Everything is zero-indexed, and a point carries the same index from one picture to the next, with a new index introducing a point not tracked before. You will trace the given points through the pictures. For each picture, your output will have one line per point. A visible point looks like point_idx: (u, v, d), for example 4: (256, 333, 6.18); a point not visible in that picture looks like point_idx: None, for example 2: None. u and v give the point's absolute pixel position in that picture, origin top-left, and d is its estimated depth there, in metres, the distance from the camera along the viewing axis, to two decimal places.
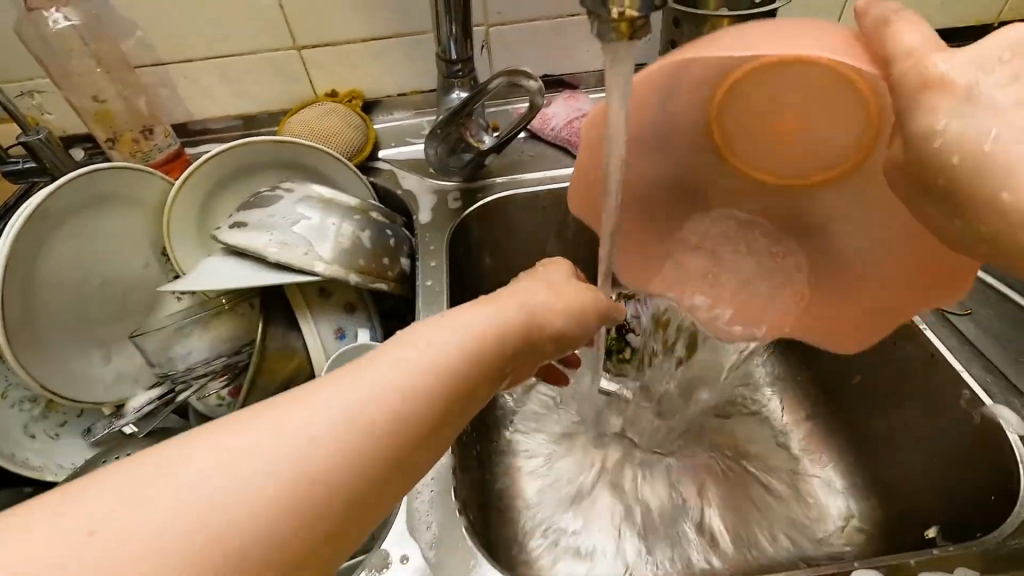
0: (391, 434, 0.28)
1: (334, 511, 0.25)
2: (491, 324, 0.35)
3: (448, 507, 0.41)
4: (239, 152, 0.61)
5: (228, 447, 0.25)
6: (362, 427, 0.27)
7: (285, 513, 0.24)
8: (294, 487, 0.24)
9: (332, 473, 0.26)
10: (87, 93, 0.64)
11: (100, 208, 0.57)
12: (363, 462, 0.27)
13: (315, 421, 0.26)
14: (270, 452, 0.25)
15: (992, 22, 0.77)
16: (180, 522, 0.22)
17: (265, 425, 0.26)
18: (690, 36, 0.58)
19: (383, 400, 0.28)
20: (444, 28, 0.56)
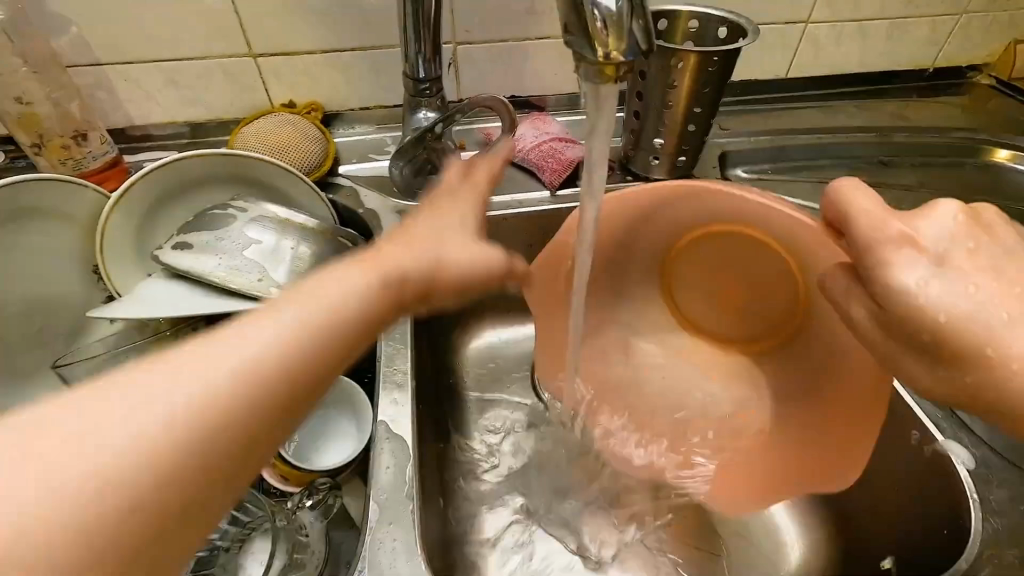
0: (259, 390, 0.27)
1: (194, 470, 0.25)
2: (370, 279, 0.34)
3: (411, 556, 0.39)
4: (186, 165, 0.57)
5: (87, 416, 0.23)
6: (220, 384, 0.26)
7: (145, 493, 0.23)
8: (152, 451, 0.23)
9: (189, 437, 0.25)
10: (9, 94, 0.57)
11: (21, 223, 0.51)
12: (226, 426, 0.26)
13: (174, 384, 0.25)
14: (122, 419, 0.23)
15: (929, 67, 0.83)
16: (32, 500, 0.21)
17: (114, 398, 0.24)
18: (659, 68, 0.59)
19: (253, 359, 0.27)
20: (412, 47, 0.54)
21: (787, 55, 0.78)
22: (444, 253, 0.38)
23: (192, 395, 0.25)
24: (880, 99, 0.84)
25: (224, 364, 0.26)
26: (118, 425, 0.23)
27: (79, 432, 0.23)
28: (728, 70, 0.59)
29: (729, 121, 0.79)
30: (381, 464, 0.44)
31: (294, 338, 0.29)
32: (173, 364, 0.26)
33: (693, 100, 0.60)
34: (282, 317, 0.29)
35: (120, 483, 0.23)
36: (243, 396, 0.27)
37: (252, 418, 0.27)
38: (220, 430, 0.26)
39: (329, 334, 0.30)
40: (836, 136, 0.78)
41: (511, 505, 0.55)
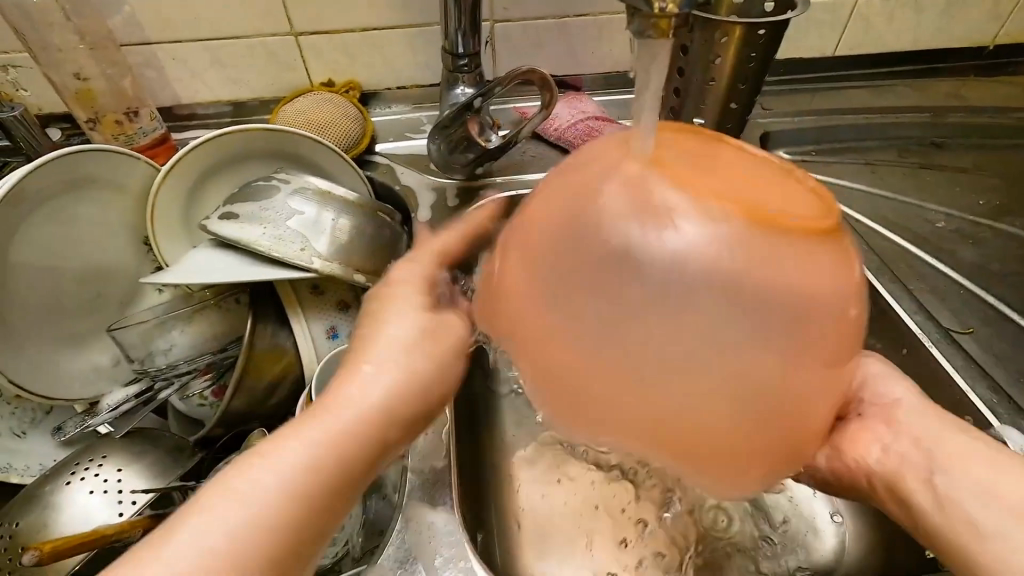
0: (341, 480, 0.32)
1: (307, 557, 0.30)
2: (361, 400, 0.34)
3: (453, 522, 0.40)
4: (232, 139, 0.58)
5: (202, 529, 0.28)
6: (313, 482, 0.31)
7: None
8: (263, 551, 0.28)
9: (293, 533, 0.29)
10: (69, 70, 0.60)
11: (80, 193, 0.53)
12: (320, 513, 0.31)
13: (268, 483, 0.30)
14: (236, 527, 0.28)
15: (988, 44, 0.78)
16: None
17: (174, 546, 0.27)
18: (703, 42, 0.57)
19: (327, 451, 0.32)
20: (452, 22, 0.54)
21: (834, 32, 0.75)
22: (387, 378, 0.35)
23: (291, 498, 0.30)
24: (934, 78, 0.80)
25: (305, 458, 0.31)
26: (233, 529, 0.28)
27: (201, 538, 0.27)
28: (774, 45, 0.57)
29: (770, 100, 0.76)
30: (419, 430, 0.44)
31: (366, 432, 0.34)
32: (257, 473, 0.30)
33: (736, 76, 0.59)
34: (339, 414, 0.33)
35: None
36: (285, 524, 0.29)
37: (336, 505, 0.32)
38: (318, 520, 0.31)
39: (382, 421, 0.34)
40: (885, 116, 0.74)
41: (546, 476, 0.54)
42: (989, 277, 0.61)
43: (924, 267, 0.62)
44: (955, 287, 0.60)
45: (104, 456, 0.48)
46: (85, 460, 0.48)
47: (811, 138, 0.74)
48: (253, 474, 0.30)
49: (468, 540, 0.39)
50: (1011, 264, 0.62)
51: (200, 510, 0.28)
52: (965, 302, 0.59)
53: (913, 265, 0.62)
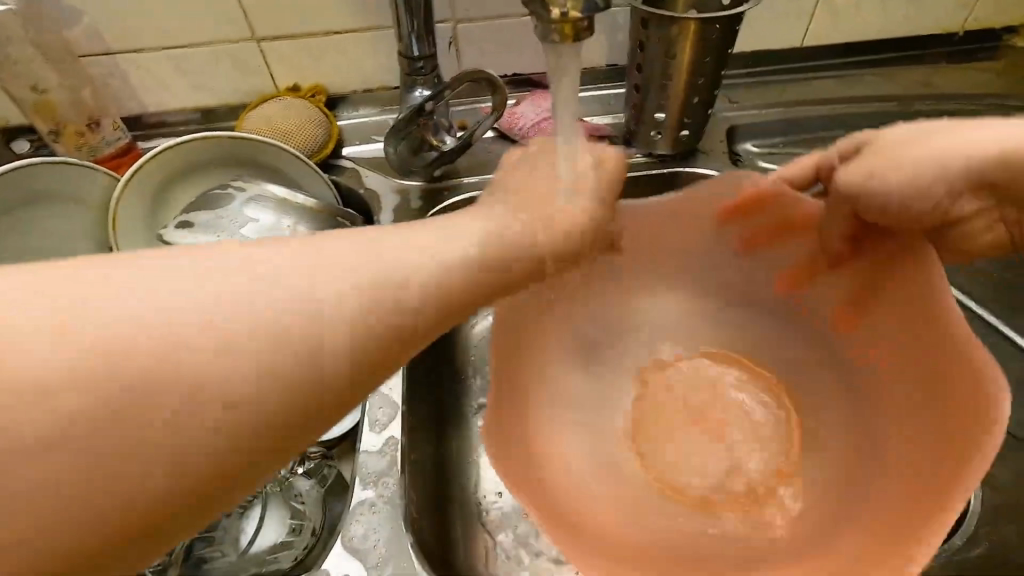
0: (279, 381, 0.26)
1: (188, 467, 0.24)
2: (379, 264, 0.30)
3: (399, 525, 0.38)
4: (190, 148, 0.58)
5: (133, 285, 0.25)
6: (234, 370, 0.25)
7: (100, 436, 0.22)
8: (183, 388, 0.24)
9: (191, 424, 0.24)
10: (25, 83, 0.60)
11: (37, 206, 0.54)
12: (242, 409, 0.25)
13: (203, 317, 0.25)
14: (162, 330, 0.24)
15: (958, 31, 0.78)
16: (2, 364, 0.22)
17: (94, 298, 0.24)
18: (659, 37, 0.56)
19: (302, 321, 0.27)
20: (404, 25, 0.54)
21: (801, 23, 0.74)
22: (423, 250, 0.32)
23: (231, 358, 0.25)
24: (905, 66, 0.79)
25: (264, 310, 0.26)
26: (147, 339, 0.24)
27: (127, 333, 0.23)
28: (731, 39, 0.57)
29: (739, 93, 0.76)
30: (373, 429, 0.43)
31: (366, 320, 0.28)
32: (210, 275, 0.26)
33: (695, 72, 0.59)
34: (326, 282, 0.28)
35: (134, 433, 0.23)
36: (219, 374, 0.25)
37: (285, 404, 0.26)
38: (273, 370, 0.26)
39: (380, 324, 0.29)
40: (853, 106, 0.74)
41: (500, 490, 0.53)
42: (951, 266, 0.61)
43: None
44: None
45: None
46: None
47: (779, 130, 0.73)
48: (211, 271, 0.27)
49: (413, 544, 0.38)
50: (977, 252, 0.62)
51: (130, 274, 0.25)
52: None
53: None
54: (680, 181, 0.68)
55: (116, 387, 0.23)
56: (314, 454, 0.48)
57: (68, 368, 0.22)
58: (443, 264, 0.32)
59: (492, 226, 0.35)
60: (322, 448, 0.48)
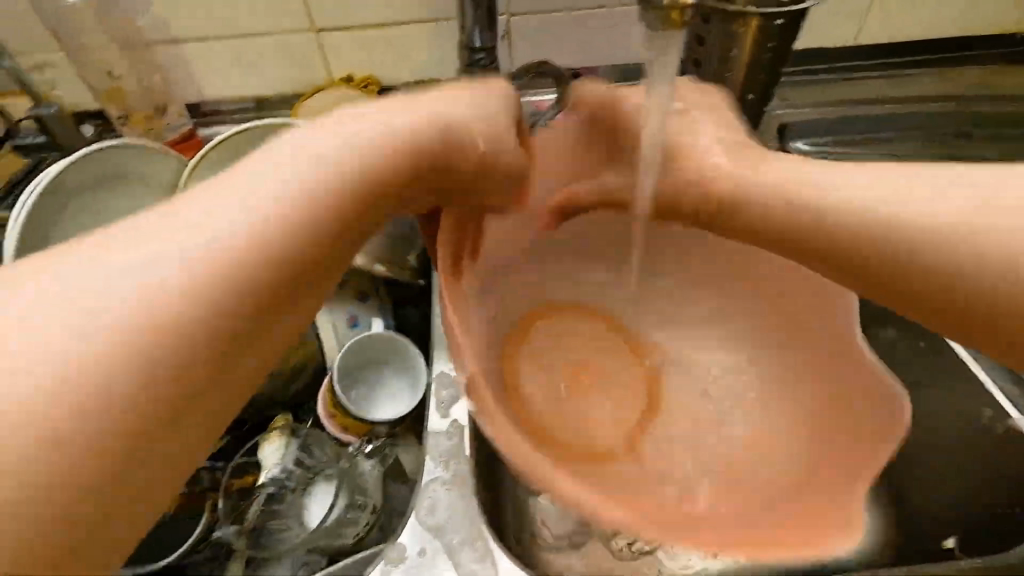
0: (242, 275, 0.29)
1: (186, 365, 0.28)
2: (302, 164, 0.33)
3: (470, 505, 0.39)
4: (255, 134, 0.60)
5: (89, 271, 0.27)
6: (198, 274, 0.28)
7: (116, 391, 0.26)
8: (176, 317, 0.27)
9: (168, 343, 0.27)
10: (100, 71, 0.64)
11: (115, 186, 0.56)
12: (214, 303, 0.28)
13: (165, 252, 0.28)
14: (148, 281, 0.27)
15: (1019, 30, 0.76)
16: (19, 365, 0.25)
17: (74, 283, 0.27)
18: (718, 32, 0.56)
19: (264, 217, 0.30)
20: (469, 17, 0.55)
21: (856, 21, 0.73)
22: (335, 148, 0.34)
23: (185, 273, 0.28)
24: (963, 66, 0.78)
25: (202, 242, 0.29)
26: (106, 304, 0.27)
27: (121, 290, 0.27)
28: (793, 34, 0.57)
29: (790, 92, 0.76)
30: (440, 411, 0.44)
31: (308, 204, 0.32)
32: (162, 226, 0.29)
33: (753, 68, 0.59)
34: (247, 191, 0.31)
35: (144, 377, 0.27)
36: (211, 289, 0.28)
37: (251, 288, 0.30)
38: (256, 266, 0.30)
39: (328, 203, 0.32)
40: (908, 106, 0.73)
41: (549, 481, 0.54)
42: None
43: None
44: None
45: None
46: None
47: (831, 129, 0.73)
48: (170, 223, 0.29)
49: (485, 523, 0.39)
50: None
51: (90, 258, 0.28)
52: None
53: None
54: None
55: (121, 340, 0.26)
56: (381, 434, 0.49)
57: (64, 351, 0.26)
58: (375, 152, 0.35)
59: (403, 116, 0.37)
60: (386, 427, 0.49)
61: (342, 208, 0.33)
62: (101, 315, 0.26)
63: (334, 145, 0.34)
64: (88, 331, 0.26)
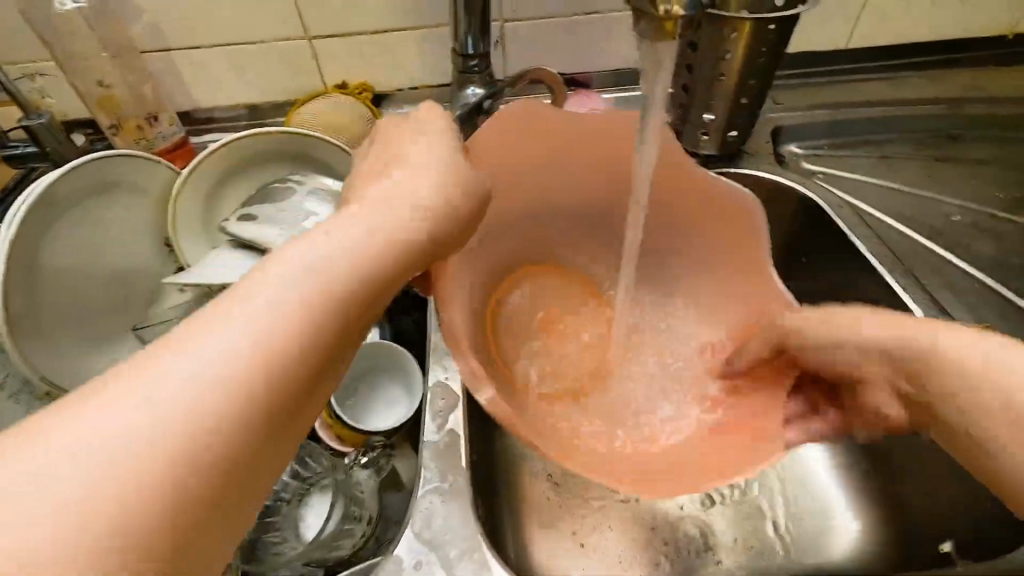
0: (286, 374, 0.26)
1: (212, 490, 0.23)
2: (358, 235, 0.31)
3: (466, 515, 0.39)
4: (248, 142, 0.59)
5: (130, 388, 0.23)
6: (227, 389, 0.24)
7: (167, 506, 0.22)
8: (237, 411, 0.24)
9: (191, 466, 0.23)
10: (92, 78, 0.62)
11: (107, 197, 0.56)
12: (241, 417, 0.24)
13: (179, 368, 0.24)
14: (208, 375, 0.24)
15: (1009, 33, 0.76)
16: (60, 511, 0.20)
17: (112, 399, 0.23)
18: (711, 37, 0.57)
19: (324, 290, 0.28)
20: (462, 24, 0.55)
21: (848, 25, 0.73)
22: (389, 216, 0.32)
23: (212, 388, 0.24)
24: (954, 68, 0.78)
25: (260, 330, 0.26)
26: (153, 417, 0.22)
27: (177, 391, 0.23)
28: (785, 39, 0.57)
29: (784, 95, 0.76)
30: (436, 421, 0.43)
31: (361, 275, 0.30)
32: (178, 342, 0.25)
33: (746, 73, 0.59)
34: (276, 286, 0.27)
35: (196, 483, 0.23)
36: (274, 374, 0.26)
37: (279, 392, 0.26)
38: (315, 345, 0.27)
39: (358, 289, 0.29)
40: (901, 109, 0.73)
41: (548, 483, 0.54)
42: (1001, 270, 0.61)
43: (940, 262, 0.62)
44: (970, 282, 0.60)
45: None
46: None
47: (825, 132, 0.73)
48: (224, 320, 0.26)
49: (482, 535, 0.38)
50: None
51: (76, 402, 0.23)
52: (978, 295, 0.59)
53: (931, 261, 0.62)
54: None
55: (178, 451, 0.22)
56: (377, 444, 0.50)
57: (110, 479, 0.21)
58: (419, 218, 0.33)
59: (443, 175, 0.35)
60: (382, 437, 0.49)
61: (394, 274, 0.32)
62: (146, 436, 0.22)
63: (370, 223, 0.31)
64: (126, 470, 0.21)
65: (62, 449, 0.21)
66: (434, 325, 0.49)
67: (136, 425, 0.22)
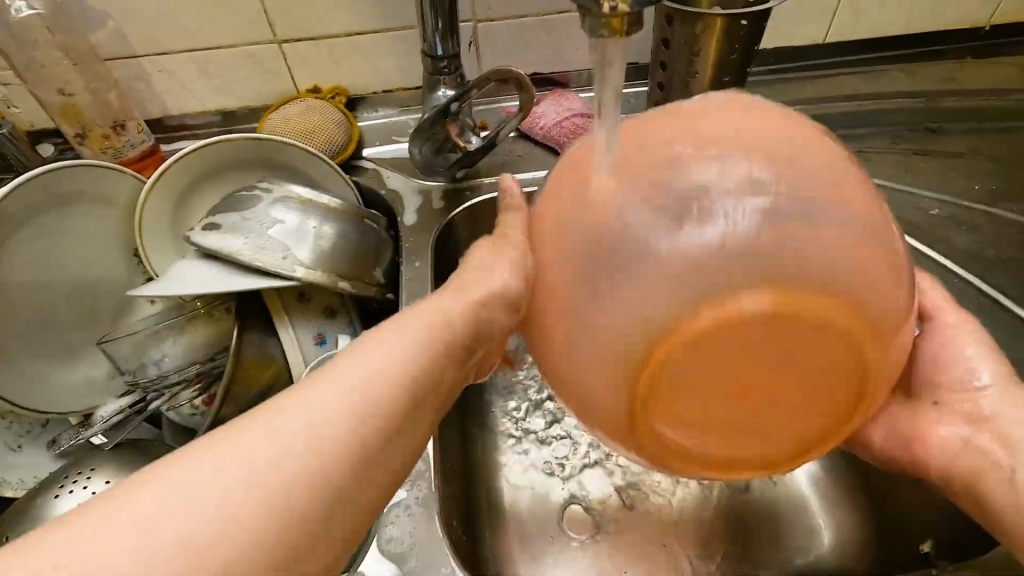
0: (360, 441, 0.31)
1: (317, 525, 0.28)
2: (422, 327, 0.37)
3: (432, 527, 0.39)
4: (215, 150, 0.58)
5: (227, 450, 0.28)
6: (339, 451, 0.30)
7: (268, 534, 0.27)
8: (321, 463, 0.29)
9: (295, 518, 0.28)
10: (53, 87, 0.60)
11: (67, 209, 0.55)
12: (329, 471, 0.29)
13: (294, 428, 0.29)
14: (302, 441, 0.29)
15: (984, 25, 0.76)
16: (172, 536, 0.25)
17: (210, 460, 0.28)
18: (683, 35, 0.56)
19: (389, 374, 0.34)
20: (429, 25, 0.54)
21: (824, 20, 0.73)
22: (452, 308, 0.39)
23: (304, 459, 0.29)
24: (931, 61, 0.78)
25: (333, 403, 0.31)
26: (250, 466, 0.28)
27: (277, 447, 0.29)
28: (756, 35, 0.56)
29: (763, 90, 0.75)
30: None
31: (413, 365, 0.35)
32: (289, 413, 0.30)
33: (720, 69, 0.58)
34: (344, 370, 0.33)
35: (290, 516, 0.27)
36: (348, 433, 0.31)
37: (383, 450, 0.32)
38: (384, 414, 0.32)
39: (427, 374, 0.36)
40: (880, 103, 0.73)
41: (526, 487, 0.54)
42: (980, 263, 0.61)
43: (917, 256, 0.62)
44: (947, 276, 0.60)
45: (91, 469, 0.50)
46: (73, 473, 0.50)
47: None
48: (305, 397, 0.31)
49: (449, 547, 0.38)
50: (1008, 251, 0.61)
51: (203, 456, 0.28)
52: (958, 291, 0.59)
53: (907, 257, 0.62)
54: None
55: (280, 495, 0.27)
56: None
57: (209, 515, 0.26)
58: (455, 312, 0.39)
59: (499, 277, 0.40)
60: None
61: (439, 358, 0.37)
62: (244, 479, 0.27)
63: (420, 321, 0.37)
64: (233, 506, 0.26)
65: (172, 493, 0.26)
66: None
67: (229, 471, 0.27)
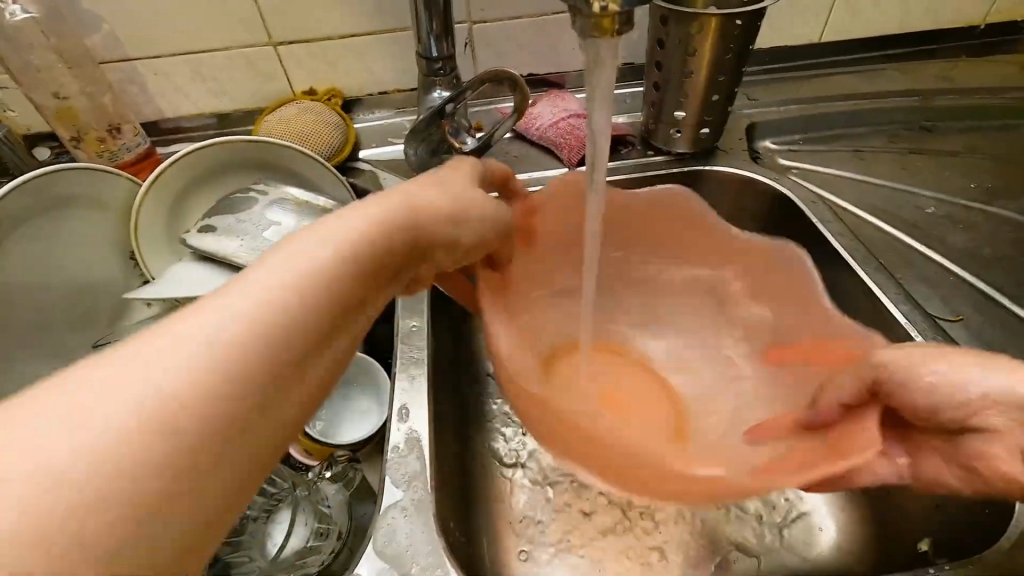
0: (274, 346, 0.24)
1: (220, 453, 0.22)
2: (345, 227, 0.30)
3: (428, 530, 0.39)
4: (211, 152, 0.58)
5: (93, 370, 0.21)
6: (257, 349, 0.24)
7: (155, 468, 0.20)
8: (219, 375, 0.22)
9: (190, 447, 0.21)
10: (48, 90, 0.60)
11: (63, 212, 0.55)
12: (233, 390, 0.23)
13: (185, 334, 0.23)
14: (189, 349, 0.22)
15: (979, 24, 0.77)
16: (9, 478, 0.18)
17: (67, 387, 0.21)
18: (677, 36, 0.56)
19: (307, 272, 0.27)
20: (424, 26, 0.54)
21: (819, 19, 0.73)
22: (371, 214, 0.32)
23: (197, 372, 0.22)
24: (927, 60, 0.78)
25: (242, 305, 0.25)
26: (125, 383, 0.21)
27: (164, 358, 0.22)
28: (751, 34, 0.56)
29: (759, 90, 0.75)
30: (400, 423, 0.44)
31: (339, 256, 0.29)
32: (181, 319, 0.23)
33: (714, 69, 0.58)
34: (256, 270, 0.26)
35: (183, 446, 0.21)
36: (258, 341, 0.24)
37: (305, 355, 0.26)
38: (309, 321, 0.26)
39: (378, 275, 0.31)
40: (876, 102, 0.73)
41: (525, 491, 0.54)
42: (976, 261, 0.61)
43: (914, 255, 0.62)
44: (944, 275, 0.60)
45: None
46: None
47: (800, 126, 0.72)
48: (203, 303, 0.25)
49: (445, 547, 0.38)
50: (1003, 248, 0.62)
51: (110, 354, 0.22)
52: (956, 290, 0.59)
53: (904, 255, 0.62)
54: (701, 178, 0.67)
55: (164, 419, 0.21)
56: (342, 457, 0.49)
57: (60, 450, 0.19)
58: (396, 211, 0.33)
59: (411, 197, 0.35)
60: (346, 451, 0.49)
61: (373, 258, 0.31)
62: (110, 401, 0.20)
63: (349, 217, 0.31)
64: (91, 435, 0.19)
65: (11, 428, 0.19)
66: (401, 335, 0.50)
67: (93, 390, 0.20)
